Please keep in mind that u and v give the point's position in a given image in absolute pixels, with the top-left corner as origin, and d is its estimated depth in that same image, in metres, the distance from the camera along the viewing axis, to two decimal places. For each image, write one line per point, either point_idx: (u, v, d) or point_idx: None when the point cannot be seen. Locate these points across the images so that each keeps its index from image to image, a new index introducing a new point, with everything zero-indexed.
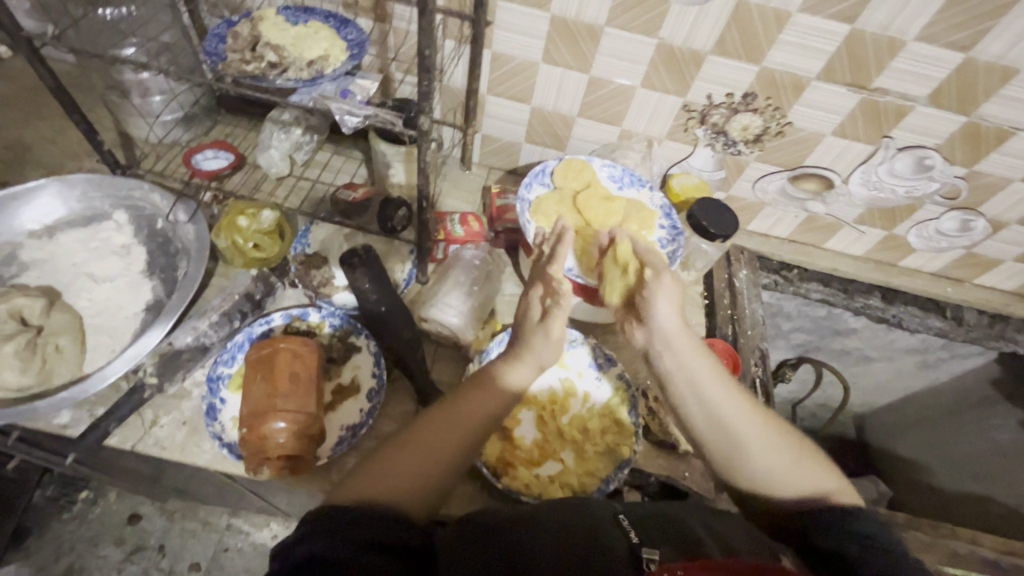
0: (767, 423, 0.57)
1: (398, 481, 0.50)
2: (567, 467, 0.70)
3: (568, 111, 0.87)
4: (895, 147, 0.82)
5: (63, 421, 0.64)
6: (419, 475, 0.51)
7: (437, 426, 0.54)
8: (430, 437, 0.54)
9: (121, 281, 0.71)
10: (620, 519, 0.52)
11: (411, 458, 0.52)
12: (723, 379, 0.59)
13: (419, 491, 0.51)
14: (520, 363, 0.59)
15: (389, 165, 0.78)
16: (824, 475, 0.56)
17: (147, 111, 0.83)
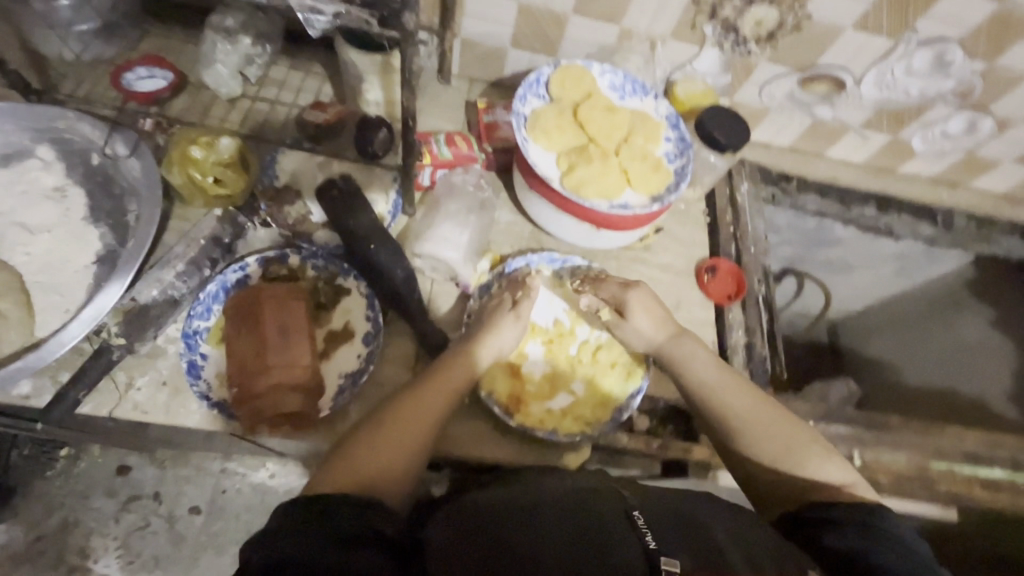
0: (769, 413, 0.60)
1: (381, 464, 0.52)
2: (581, 400, 0.68)
3: (561, 8, 0.76)
4: (916, 40, 0.75)
5: (24, 391, 0.57)
6: (400, 457, 0.53)
7: (414, 409, 0.56)
8: (404, 418, 0.55)
9: (62, 230, 0.61)
10: (634, 517, 0.47)
11: (391, 442, 0.53)
12: (726, 372, 0.63)
13: (399, 471, 0.52)
14: (505, 332, 0.63)
15: (362, 78, 0.67)
16: (834, 464, 0.57)
17: (54, 19, 0.68)
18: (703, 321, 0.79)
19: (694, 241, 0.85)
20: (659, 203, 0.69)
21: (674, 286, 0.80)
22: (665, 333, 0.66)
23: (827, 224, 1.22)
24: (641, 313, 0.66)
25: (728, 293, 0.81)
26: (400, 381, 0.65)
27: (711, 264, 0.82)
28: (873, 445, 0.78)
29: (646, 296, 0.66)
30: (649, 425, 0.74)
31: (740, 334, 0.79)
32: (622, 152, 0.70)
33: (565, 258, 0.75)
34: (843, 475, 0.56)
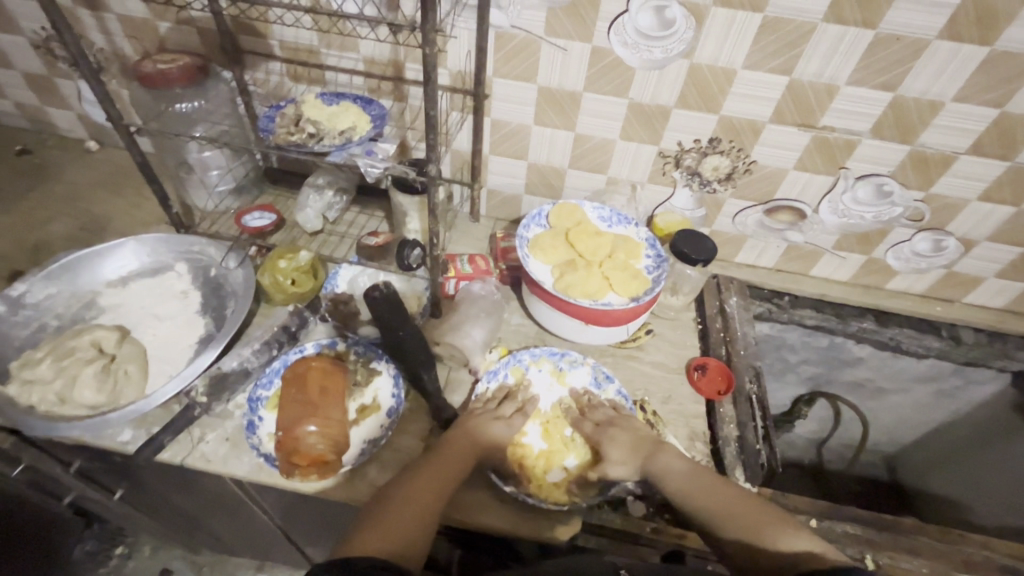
0: (734, 504, 0.66)
1: (404, 532, 0.59)
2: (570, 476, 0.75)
3: (559, 164, 1.00)
4: (852, 176, 0.92)
5: (124, 438, 0.73)
6: (419, 525, 0.60)
7: (426, 484, 0.65)
8: (417, 490, 0.64)
9: (180, 319, 0.83)
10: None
11: (410, 510, 0.61)
12: (694, 471, 0.70)
13: (419, 536, 0.60)
14: (500, 427, 0.74)
15: (406, 214, 0.91)
16: (794, 535, 0.61)
17: (207, 183, 0.99)
18: (693, 412, 0.86)
19: (685, 342, 0.96)
20: (637, 303, 0.83)
21: (665, 380, 0.89)
22: (641, 456, 0.73)
23: (841, 343, 1.21)
24: (615, 447, 0.74)
25: (719, 388, 0.88)
26: (414, 449, 0.76)
27: (700, 362, 0.91)
28: (886, 548, 0.76)
29: (619, 433, 0.75)
30: (646, 509, 0.76)
31: (732, 427, 0.84)
32: (606, 265, 0.87)
33: (563, 352, 0.87)
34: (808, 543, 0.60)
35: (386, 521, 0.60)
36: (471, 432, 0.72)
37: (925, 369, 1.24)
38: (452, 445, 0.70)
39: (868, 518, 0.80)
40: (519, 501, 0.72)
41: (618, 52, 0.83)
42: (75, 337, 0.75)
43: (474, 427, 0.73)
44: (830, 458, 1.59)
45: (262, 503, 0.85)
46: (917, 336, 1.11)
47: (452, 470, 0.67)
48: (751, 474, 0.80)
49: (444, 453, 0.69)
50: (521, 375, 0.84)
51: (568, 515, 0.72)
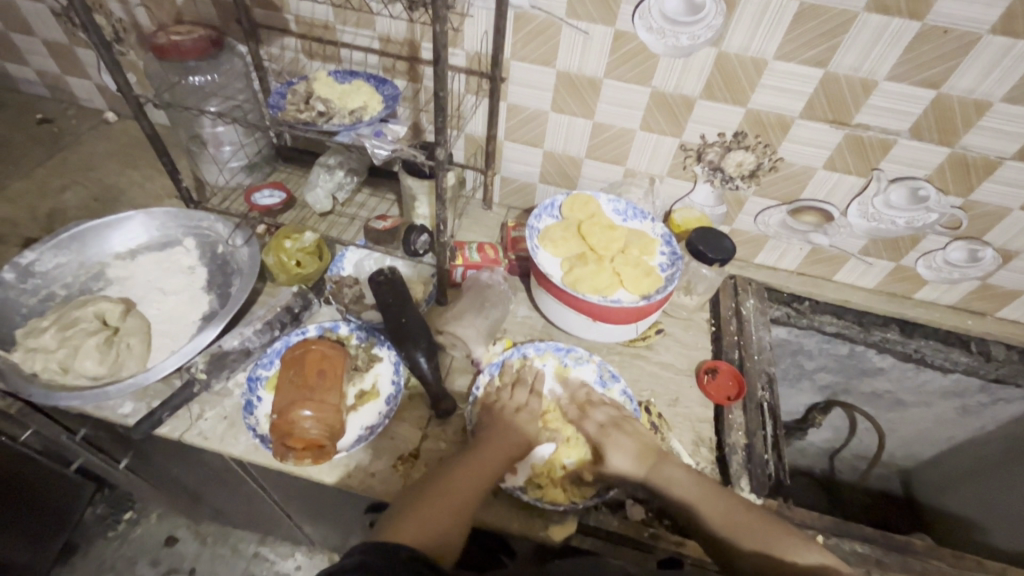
0: (756, 522, 0.66)
1: (441, 528, 0.60)
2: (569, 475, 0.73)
3: (576, 153, 0.97)
4: (885, 178, 0.87)
5: (125, 411, 0.74)
6: (457, 521, 0.62)
7: (463, 481, 0.65)
8: (454, 487, 0.65)
9: (185, 295, 0.83)
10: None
11: (449, 506, 0.62)
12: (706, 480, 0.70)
13: (455, 534, 0.61)
14: (525, 419, 0.74)
15: (415, 198, 0.89)
16: (807, 551, 0.64)
17: (219, 159, 0.99)
18: (701, 417, 0.83)
19: (697, 344, 0.92)
20: (647, 301, 0.80)
21: (673, 382, 0.87)
22: (645, 462, 0.71)
23: (861, 351, 1.17)
24: (618, 453, 0.71)
25: (728, 394, 0.85)
26: (411, 438, 0.75)
27: (711, 365, 0.88)
28: (896, 569, 0.73)
29: (623, 438, 0.73)
30: (645, 514, 0.73)
31: (740, 434, 0.81)
32: (617, 260, 0.84)
33: (569, 347, 0.84)
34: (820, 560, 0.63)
35: (424, 515, 0.61)
36: (503, 423, 0.73)
37: (950, 384, 1.19)
38: (490, 441, 0.70)
39: (878, 536, 0.77)
40: (514, 497, 0.71)
41: (642, 37, 0.79)
42: (80, 308, 0.75)
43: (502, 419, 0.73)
44: (843, 469, 1.55)
45: (260, 481, 0.86)
46: (944, 349, 1.06)
47: (489, 469, 0.67)
48: (757, 485, 0.77)
49: (480, 450, 0.69)
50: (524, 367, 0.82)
51: (563, 515, 0.71)
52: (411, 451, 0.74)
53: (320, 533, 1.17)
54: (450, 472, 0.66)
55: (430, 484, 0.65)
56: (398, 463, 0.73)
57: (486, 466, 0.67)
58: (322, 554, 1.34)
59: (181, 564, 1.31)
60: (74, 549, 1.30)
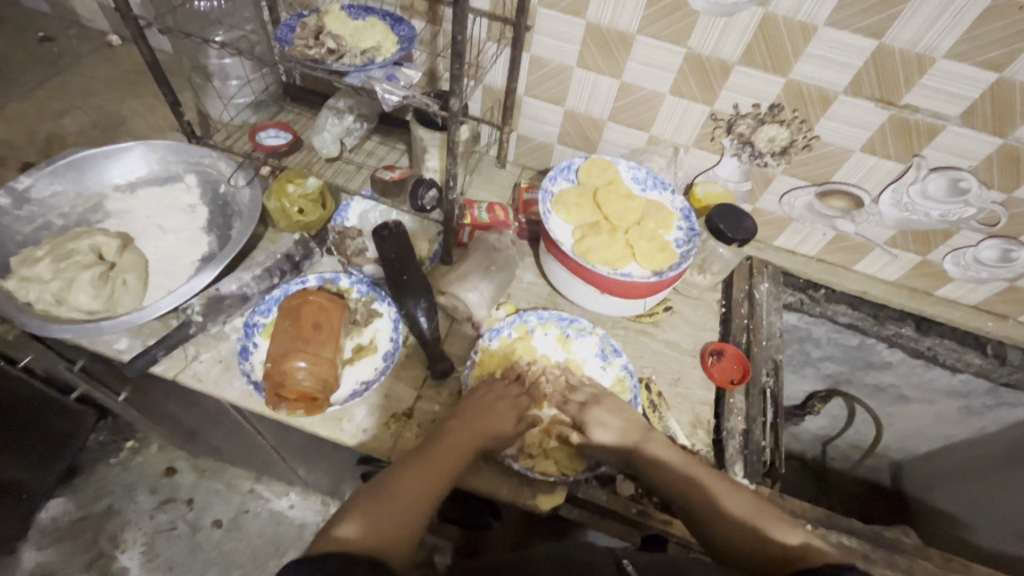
0: (742, 505, 0.64)
1: (386, 534, 0.55)
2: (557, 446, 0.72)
3: (599, 114, 0.91)
4: (926, 166, 0.81)
5: (120, 347, 0.73)
6: (404, 525, 0.57)
7: (414, 481, 0.60)
8: (404, 488, 0.59)
9: (184, 234, 0.81)
10: (623, 565, 0.53)
11: (404, 500, 0.58)
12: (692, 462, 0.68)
13: (402, 539, 0.56)
14: (504, 403, 0.70)
15: (426, 150, 0.84)
16: (790, 532, 0.61)
17: (223, 93, 0.94)
18: (701, 399, 0.81)
19: (704, 324, 0.90)
20: (658, 277, 0.77)
21: (676, 361, 0.85)
22: (632, 437, 0.69)
23: (870, 344, 1.14)
24: (604, 429, 0.69)
25: (731, 378, 0.83)
26: (405, 396, 0.74)
27: (717, 347, 0.86)
28: (880, 564, 0.72)
29: (608, 414, 0.71)
30: (634, 491, 0.74)
31: (739, 419, 0.80)
32: (631, 232, 0.81)
33: (573, 318, 0.82)
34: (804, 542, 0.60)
35: (371, 518, 0.56)
36: (477, 409, 0.68)
37: (958, 384, 1.16)
38: (448, 438, 0.66)
39: (866, 531, 0.76)
40: (504, 464, 0.71)
41: None
42: (76, 240, 0.73)
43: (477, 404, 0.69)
44: (835, 456, 1.56)
45: (254, 425, 0.86)
46: (958, 350, 1.02)
47: (445, 467, 0.63)
48: (751, 471, 0.76)
49: (436, 447, 0.64)
50: (526, 334, 0.80)
51: (552, 485, 0.70)
52: (405, 410, 0.73)
53: (314, 477, 1.19)
54: (401, 470, 0.62)
55: (378, 484, 0.60)
56: (390, 421, 0.72)
57: (442, 464, 0.63)
58: (315, 495, 1.38)
59: (179, 494, 1.35)
60: (76, 471, 1.34)
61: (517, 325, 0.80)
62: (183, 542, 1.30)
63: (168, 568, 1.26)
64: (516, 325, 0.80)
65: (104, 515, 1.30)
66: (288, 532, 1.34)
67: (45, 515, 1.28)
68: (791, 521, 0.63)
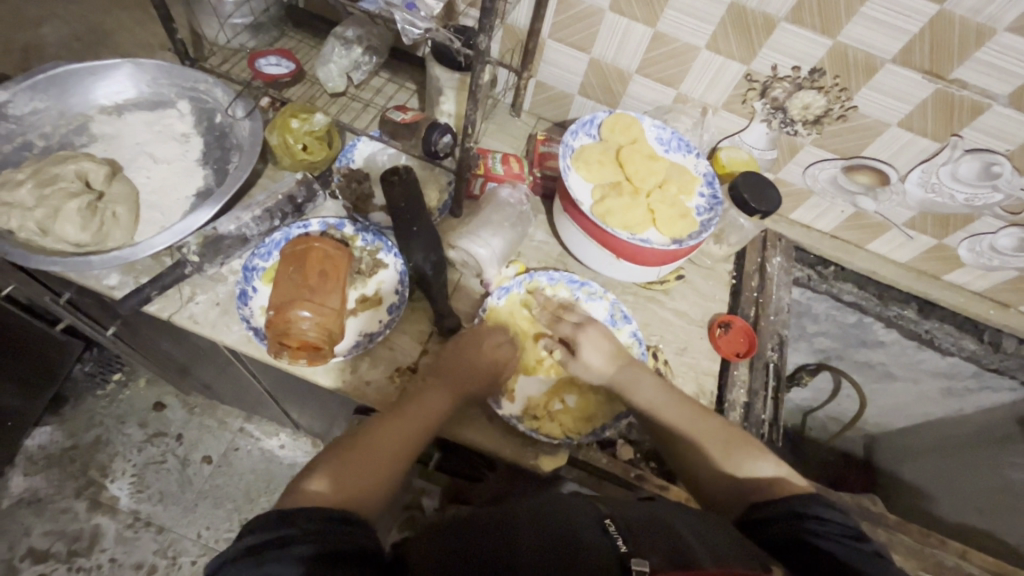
0: (720, 439, 0.65)
1: (356, 488, 0.55)
2: (560, 403, 0.72)
3: (626, 66, 0.86)
4: (962, 147, 0.78)
5: (110, 283, 0.69)
6: (380, 476, 0.57)
7: (389, 433, 0.60)
8: (379, 440, 0.59)
9: (178, 165, 0.75)
10: (606, 524, 0.50)
11: (376, 455, 0.58)
12: (678, 402, 0.68)
13: (377, 491, 0.56)
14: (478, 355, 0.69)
15: (441, 91, 0.79)
16: (764, 462, 0.62)
17: (220, 11, 0.85)
18: (705, 369, 0.81)
19: (714, 295, 0.88)
20: (678, 246, 0.74)
21: (683, 331, 0.84)
22: (616, 365, 0.70)
23: (868, 324, 1.14)
24: (590, 356, 0.69)
25: (737, 350, 0.83)
26: (410, 351, 0.73)
27: (726, 320, 0.85)
28: None
29: (600, 338, 0.71)
30: (632, 455, 0.76)
31: (741, 392, 0.80)
32: (653, 195, 0.77)
33: (584, 282, 0.79)
34: (775, 471, 0.62)
35: (339, 473, 0.55)
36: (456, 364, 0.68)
37: (948, 367, 1.18)
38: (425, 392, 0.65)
39: (851, 505, 0.79)
40: (508, 425, 0.70)
41: None
42: (60, 164, 0.68)
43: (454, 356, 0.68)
44: (813, 426, 1.59)
45: (250, 369, 0.84)
46: (955, 335, 1.03)
47: (421, 419, 0.62)
48: None
49: (411, 405, 0.63)
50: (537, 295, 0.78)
51: (556, 447, 0.70)
52: (409, 365, 0.72)
53: (306, 420, 1.19)
54: (376, 423, 0.61)
55: (352, 437, 0.59)
56: (395, 374, 0.71)
57: (418, 416, 0.62)
58: (305, 437, 1.38)
59: (169, 429, 1.35)
60: (64, 401, 1.32)
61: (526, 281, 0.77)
62: (173, 476, 1.31)
63: (159, 499, 1.28)
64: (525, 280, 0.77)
65: (92, 445, 1.30)
66: (278, 471, 1.35)
67: (32, 443, 1.27)
68: (762, 448, 0.64)
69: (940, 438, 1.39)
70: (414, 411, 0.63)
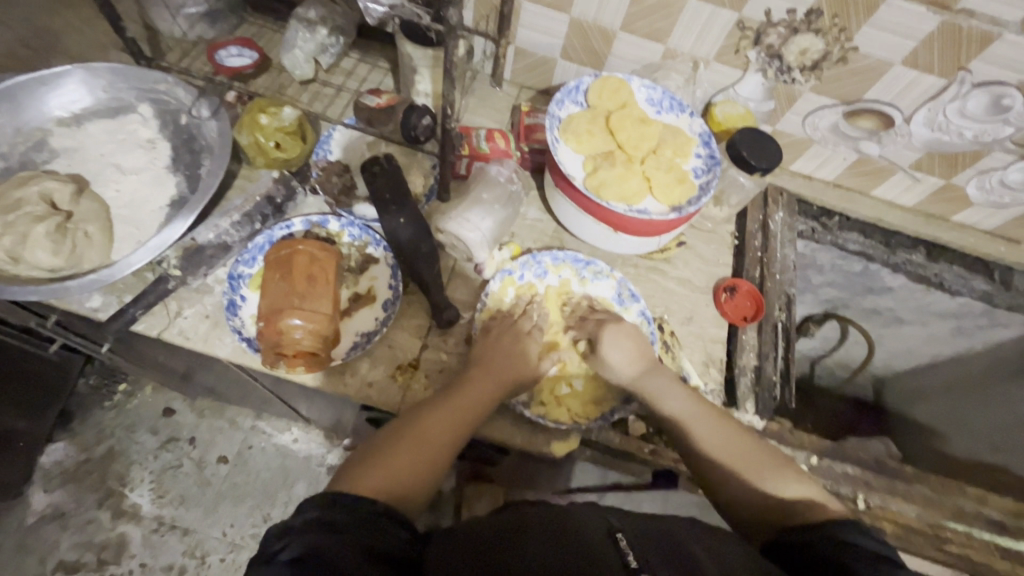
0: (752, 454, 0.61)
1: (401, 482, 0.53)
2: (577, 392, 0.71)
3: (609, 24, 0.80)
4: (971, 81, 0.74)
5: (94, 305, 0.67)
6: (427, 471, 0.55)
7: (437, 425, 0.58)
8: (424, 434, 0.57)
9: (147, 175, 0.72)
10: (617, 538, 0.46)
11: (418, 448, 0.56)
12: (697, 405, 0.65)
13: (421, 485, 0.54)
14: (522, 351, 0.67)
15: (415, 70, 0.74)
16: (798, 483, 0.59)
17: (170, 1, 0.80)
18: (713, 337, 0.79)
19: (717, 259, 0.85)
20: (678, 214, 0.71)
21: (688, 299, 0.81)
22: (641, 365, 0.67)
23: (874, 271, 1.12)
24: (614, 350, 0.67)
25: (744, 315, 0.81)
26: (411, 348, 0.71)
27: (731, 284, 0.82)
28: (881, 491, 0.75)
29: (620, 332, 0.69)
30: (646, 430, 0.73)
31: (751, 356, 0.79)
32: (648, 162, 0.74)
33: (588, 260, 0.76)
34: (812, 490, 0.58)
35: (383, 465, 0.53)
36: (506, 359, 0.66)
37: (958, 307, 1.16)
38: (471, 384, 0.63)
39: (868, 459, 0.78)
40: (518, 413, 0.68)
41: None
42: (22, 187, 0.64)
43: (493, 353, 0.66)
44: (821, 374, 1.56)
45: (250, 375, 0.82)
46: (965, 276, 1.00)
47: (468, 416, 0.60)
48: (763, 407, 0.76)
49: (454, 398, 0.61)
50: (535, 281, 0.76)
51: (568, 432, 0.69)
52: (411, 361, 0.70)
53: (316, 414, 1.19)
54: (422, 413, 0.59)
55: (397, 430, 0.57)
56: (397, 372, 0.69)
57: (465, 409, 0.61)
58: (317, 430, 1.38)
59: (181, 433, 1.35)
60: (73, 415, 1.32)
61: (525, 266, 0.75)
62: (191, 479, 1.32)
63: (180, 503, 1.29)
64: (524, 271, 0.75)
65: (107, 457, 1.30)
66: (295, 465, 1.36)
67: (47, 459, 1.28)
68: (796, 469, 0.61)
69: (950, 376, 1.38)
70: (459, 407, 0.61)
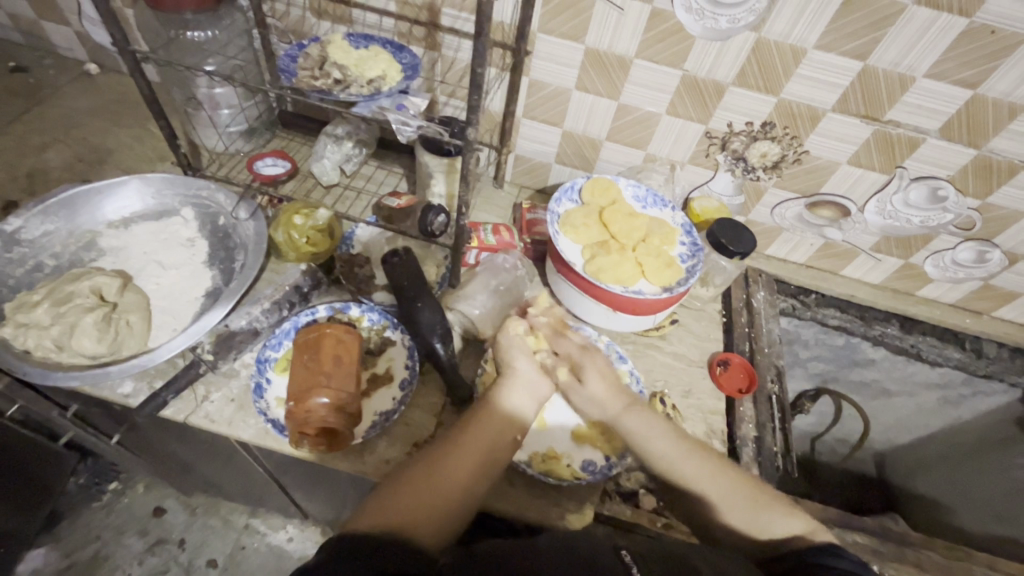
0: (726, 486, 0.63)
1: (412, 516, 0.54)
2: (561, 436, 0.74)
3: (596, 134, 0.93)
4: (907, 176, 0.86)
5: (125, 391, 0.70)
6: (435, 504, 0.56)
7: (451, 459, 0.60)
8: (437, 470, 0.59)
9: (186, 269, 0.79)
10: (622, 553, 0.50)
11: (430, 484, 0.58)
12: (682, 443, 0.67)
13: (431, 519, 0.55)
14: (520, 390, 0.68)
15: (431, 175, 0.85)
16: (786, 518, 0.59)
17: (216, 122, 0.93)
18: (712, 409, 0.83)
19: (708, 335, 0.92)
20: (669, 293, 0.79)
21: (685, 373, 0.86)
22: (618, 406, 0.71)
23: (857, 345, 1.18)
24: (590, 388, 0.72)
25: (739, 386, 0.86)
26: (426, 426, 0.74)
27: (723, 357, 0.88)
28: (891, 559, 0.76)
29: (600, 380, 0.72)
30: (656, 503, 0.76)
31: (751, 426, 0.83)
32: (638, 249, 0.83)
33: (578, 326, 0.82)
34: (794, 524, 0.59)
35: (402, 496, 0.56)
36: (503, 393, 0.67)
37: (941, 379, 1.21)
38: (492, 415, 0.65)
39: (875, 527, 0.79)
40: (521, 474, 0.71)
41: (680, 17, 0.75)
42: (74, 282, 0.70)
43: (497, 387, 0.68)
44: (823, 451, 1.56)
45: (261, 462, 0.83)
46: (940, 346, 1.09)
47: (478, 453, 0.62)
48: (767, 476, 0.79)
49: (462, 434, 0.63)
50: None
51: (580, 504, 0.70)
52: (427, 439, 0.73)
53: (317, 507, 1.16)
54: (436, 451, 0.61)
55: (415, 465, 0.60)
56: (413, 450, 0.71)
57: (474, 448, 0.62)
58: (314, 526, 1.34)
59: (170, 535, 1.29)
60: (59, 518, 1.27)
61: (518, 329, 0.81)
62: None
63: None
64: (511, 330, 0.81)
65: (89, 563, 1.23)
66: (288, 567, 1.29)
67: (25, 568, 1.21)
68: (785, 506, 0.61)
69: (947, 449, 1.40)
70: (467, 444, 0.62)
